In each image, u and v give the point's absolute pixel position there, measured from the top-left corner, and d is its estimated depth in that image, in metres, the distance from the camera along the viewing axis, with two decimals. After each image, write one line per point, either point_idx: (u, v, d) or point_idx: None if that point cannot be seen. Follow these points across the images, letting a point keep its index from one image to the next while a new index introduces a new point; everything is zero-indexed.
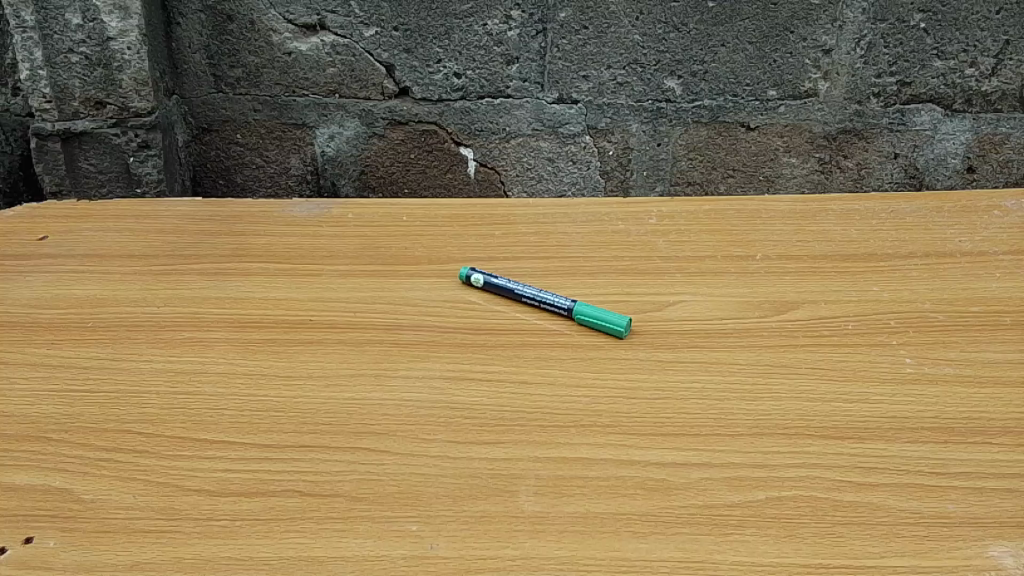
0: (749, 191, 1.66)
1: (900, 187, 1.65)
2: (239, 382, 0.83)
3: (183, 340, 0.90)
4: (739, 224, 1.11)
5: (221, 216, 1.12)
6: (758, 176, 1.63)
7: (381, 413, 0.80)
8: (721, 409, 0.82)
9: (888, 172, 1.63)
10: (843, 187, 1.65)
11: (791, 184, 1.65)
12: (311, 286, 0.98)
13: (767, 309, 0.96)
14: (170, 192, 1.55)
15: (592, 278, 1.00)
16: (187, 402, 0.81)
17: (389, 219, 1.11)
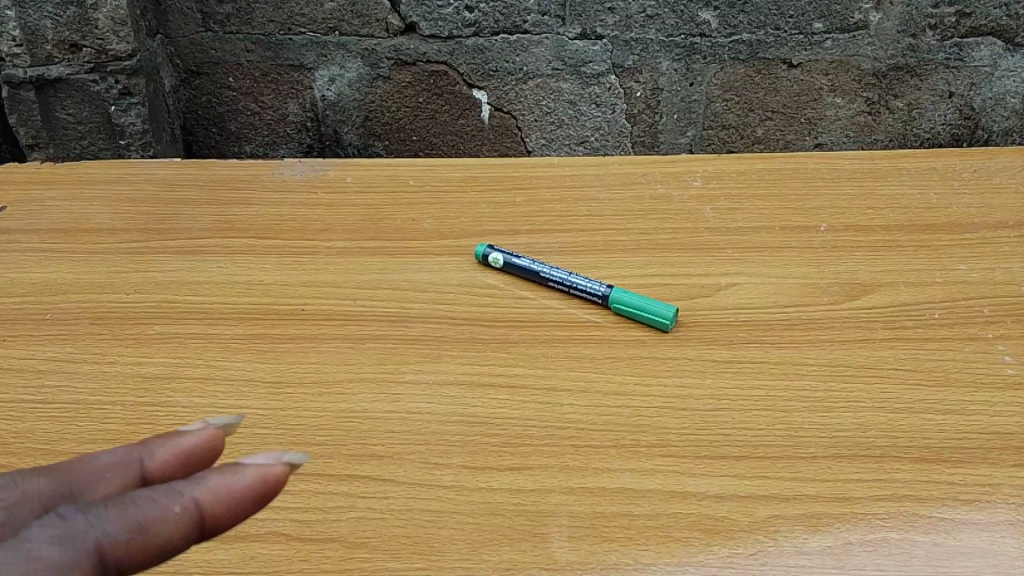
0: (790, 136, 1.46)
1: (954, 130, 1.45)
2: (218, 391, 0.71)
3: (154, 335, 0.77)
4: (798, 187, 0.96)
5: (203, 182, 0.98)
6: (801, 118, 1.44)
7: (386, 430, 0.67)
8: (789, 426, 0.69)
9: (941, 113, 1.42)
10: (892, 130, 1.45)
11: (835, 127, 1.45)
12: (302, 268, 0.85)
13: (836, 295, 0.81)
14: (157, 144, 1.40)
15: (630, 256, 0.86)
16: (156, 417, 0.69)
17: (393, 183, 0.97)
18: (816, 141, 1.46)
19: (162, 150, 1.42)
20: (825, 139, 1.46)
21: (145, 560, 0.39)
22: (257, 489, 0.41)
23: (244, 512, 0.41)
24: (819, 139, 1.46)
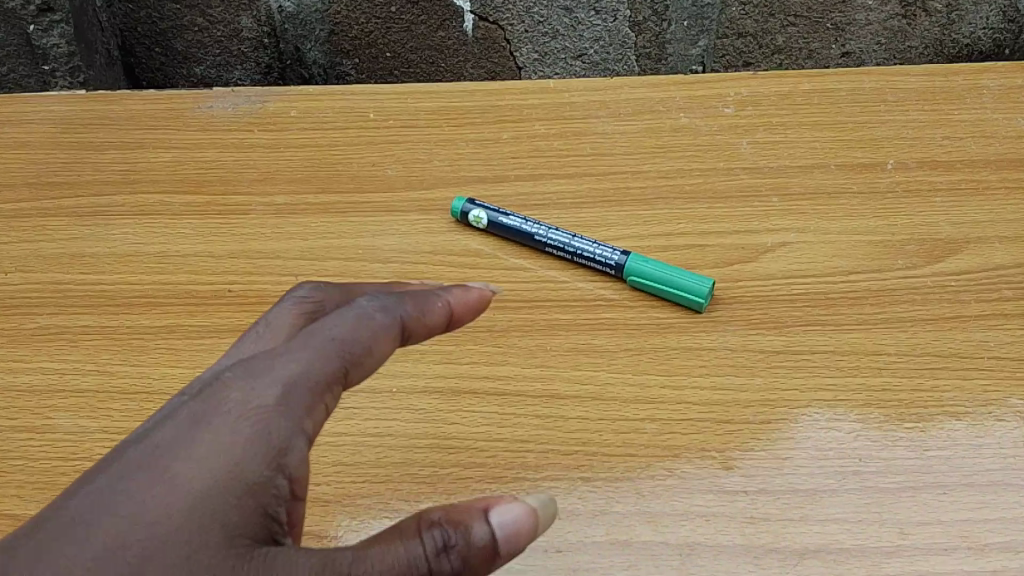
0: (815, 44, 1.04)
1: (1001, 35, 1.02)
2: (115, 411, 0.54)
3: (37, 330, 0.60)
4: (856, 113, 0.76)
5: (109, 121, 0.78)
6: (826, 23, 1.02)
7: (336, 463, 0.52)
8: (864, 444, 0.52)
9: (985, 13, 1.00)
10: (927, 36, 1.03)
11: (865, 34, 1.02)
12: (229, 234, 0.66)
13: (913, 256, 0.64)
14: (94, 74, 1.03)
15: (647, 209, 0.68)
16: (32, 450, 0.53)
17: (348, 117, 0.77)
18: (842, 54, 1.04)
19: (96, 78, 1.04)
20: (855, 48, 1.03)
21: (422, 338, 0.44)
22: (482, 302, 0.48)
23: (470, 318, 0.48)
24: (848, 48, 1.03)
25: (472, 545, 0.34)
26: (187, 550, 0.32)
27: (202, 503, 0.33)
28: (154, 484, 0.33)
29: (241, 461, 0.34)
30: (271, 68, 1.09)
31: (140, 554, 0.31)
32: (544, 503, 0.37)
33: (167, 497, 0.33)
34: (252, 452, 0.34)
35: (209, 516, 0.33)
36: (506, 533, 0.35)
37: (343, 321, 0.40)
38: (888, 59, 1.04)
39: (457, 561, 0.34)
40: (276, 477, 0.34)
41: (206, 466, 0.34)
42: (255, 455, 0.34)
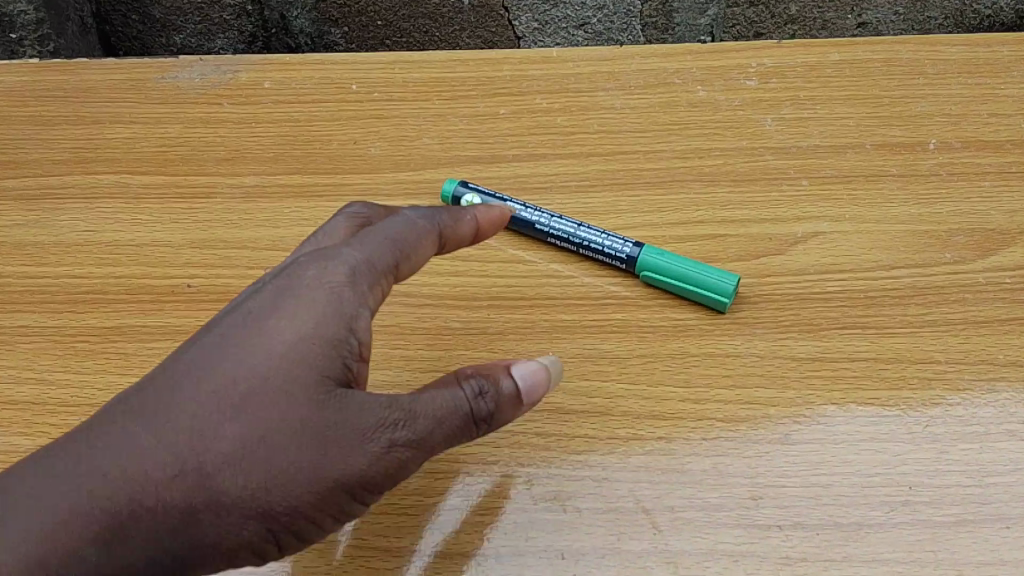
0: (830, 14, 0.92)
1: None
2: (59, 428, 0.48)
3: None
4: (892, 87, 0.68)
5: (62, 90, 0.70)
6: None
7: None
8: (915, 469, 0.46)
9: None
10: (949, 6, 0.90)
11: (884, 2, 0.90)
12: (192, 220, 0.59)
13: (961, 250, 0.57)
14: (64, 44, 0.89)
15: (662, 193, 0.60)
16: None
17: (327, 85, 0.69)
18: (856, 23, 0.92)
19: (67, 49, 0.90)
20: (872, 19, 0.91)
21: (464, 245, 0.47)
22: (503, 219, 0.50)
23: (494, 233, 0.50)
24: (864, 19, 0.91)
25: (502, 395, 0.41)
26: (284, 391, 0.38)
27: (292, 356, 0.38)
28: (251, 345, 0.39)
29: (321, 323, 0.39)
30: (255, 37, 0.98)
31: (251, 393, 0.38)
32: (551, 364, 0.45)
33: (265, 352, 0.38)
34: (332, 318, 0.39)
35: (301, 367, 0.38)
36: (527, 386, 0.42)
37: (395, 219, 0.44)
38: (908, 30, 0.92)
39: (490, 404, 0.41)
40: (350, 338, 0.39)
41: (293, 325, 0.39)
42: (332, 319, 0.39)
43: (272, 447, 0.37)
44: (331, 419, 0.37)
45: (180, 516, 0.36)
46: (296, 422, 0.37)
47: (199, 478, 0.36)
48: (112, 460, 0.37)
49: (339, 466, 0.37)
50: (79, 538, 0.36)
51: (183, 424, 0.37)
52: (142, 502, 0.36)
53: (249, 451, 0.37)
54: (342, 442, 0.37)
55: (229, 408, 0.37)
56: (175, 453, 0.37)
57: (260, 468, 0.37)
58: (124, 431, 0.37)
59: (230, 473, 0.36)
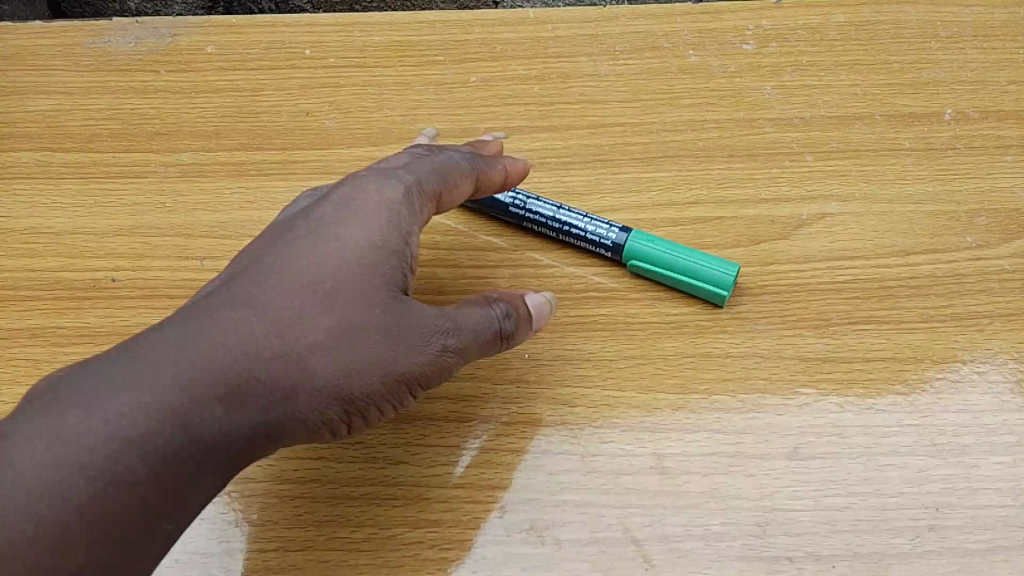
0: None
1: None
2: None
3: None
4: (902, 51, 0.61)
5: None
6: None
7: (247, 516, 0.40)
8: (942, 488, 0.40)
9: None
10: None
11: None
12: (120, 205, 0.52)
13: (983, 233, 0.51)
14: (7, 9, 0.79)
15: (650, 170, 0.54)
16: None
17: (276, 51, 0.61)
18: None
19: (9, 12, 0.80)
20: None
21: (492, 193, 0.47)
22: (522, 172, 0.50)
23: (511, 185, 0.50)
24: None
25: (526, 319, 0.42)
26: (354, 289, 0.37)
27: (361, 261, 0.38)
28: (319, 248, 0.38)
29: (385, 233, 0.39)
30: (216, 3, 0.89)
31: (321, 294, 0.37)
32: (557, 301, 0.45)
33: (337, 249, 0.38)
34: (396, 224, 0.39)
35: (371, 265, 0.38)
36: (541, 314, 0.43)
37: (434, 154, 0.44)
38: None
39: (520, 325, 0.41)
40: (408, 251, 0.39)
41: (359, 232, 0.39)
42: (394, 232, 0.39)
43: (351, 337, 0.37)
44: (401, 312, 0.38)
45: (261, 405, 0.35)
46: (371, 314, 0.37)
47: (282, 366, 0.36)
48: (189, 350, 0.35)
49: (408, 357, 0.37)
50: (161, 428, 0.34)
51: (259, 325, 0.36)
52: (227, 389, 0.35)
53: (328, 341, 0.36)
54: (411, 335, 0.38)
55: (306, 300, 0.37)
56: (255, 344, 0.36)
57: (340, 357, 0.36)
58: (197, 326, 0.36)
59: (310, 362, 0.36)
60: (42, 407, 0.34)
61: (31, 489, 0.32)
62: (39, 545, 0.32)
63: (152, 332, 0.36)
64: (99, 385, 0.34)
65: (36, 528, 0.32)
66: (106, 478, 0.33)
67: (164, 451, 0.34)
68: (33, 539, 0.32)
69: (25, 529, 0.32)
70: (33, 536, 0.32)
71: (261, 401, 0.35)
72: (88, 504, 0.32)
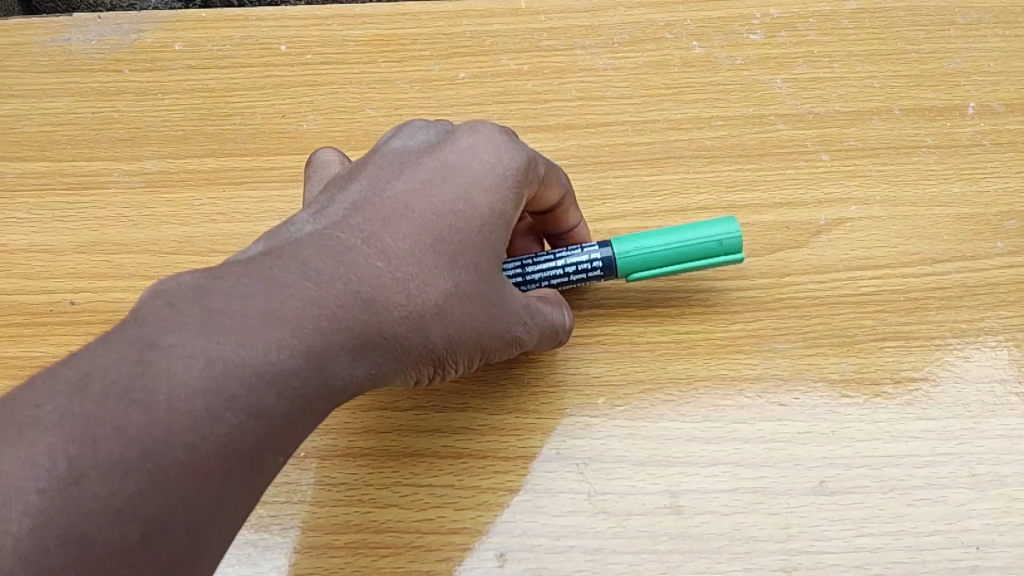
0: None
1: None
2: None
3: None
4: (920, 39, 0.57)
5: None
6: None
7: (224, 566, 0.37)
8: (983, 524, 0.37)
9: None
10: None
11: None
12: (79, 218, 0.48)
13: (1016, 237, 0.47)
14: None
15: (653, 173, 0.50)
16: None
17: (246, 46, 0.57)
18: None
19: None
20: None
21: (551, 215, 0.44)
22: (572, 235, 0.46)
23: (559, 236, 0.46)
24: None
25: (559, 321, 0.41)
26: (471, 257, 0.36)
27: (481, 229, 0.36)
28: (444, 203, 0.36)
29: (505, 204, 0.37)
30: None
31: (443, 254, 0.35)
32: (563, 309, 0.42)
33: (463, 207, 0.36)
34: (515, 192, 0.38)
35: (489, 233, 0.36)
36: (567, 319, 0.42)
37: None
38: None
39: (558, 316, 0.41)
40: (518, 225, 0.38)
41: (485, 197, 0.37)
42: (512, 203, 0.38)
43: (466, 303, 0.36)
44: (502, 285, 0.37)
45: (368, 365, 0.34)
46: (486, 284, 0.36)
47: (404, 325, 0.34)
48: (325, 293, 0.33)
49: (499, 330, 0.37)
50: (301, 372, 0.31)
51: (380, 276, 0.34)
52: (359, 341, 0.33)
53: (445, 302, 0.35)
54: (507, 309, 0.37)
55: (435, 255, 0.35)
56: (386, 297, 0.34)
57: (454, 324, 0.35)
58: (331, 266, 0.33)
59: (429, 323, 0.35)
60: (181, 323, 0.30)
61: (179, 413, 0.28)
62: (180, 474, 0.28)
63: (282, 262, 0.33)
64: (241, 314, 0.31)
65: (185, 455, 0.28)
66: (250, 414, 0.30)
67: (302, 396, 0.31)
68: (178, 468, 0.28)
69: (171, 456, 0.28)
70: (178, 464, 0.28)
71: (382, 359, 0.34)
72: (229, 442, 0.29)
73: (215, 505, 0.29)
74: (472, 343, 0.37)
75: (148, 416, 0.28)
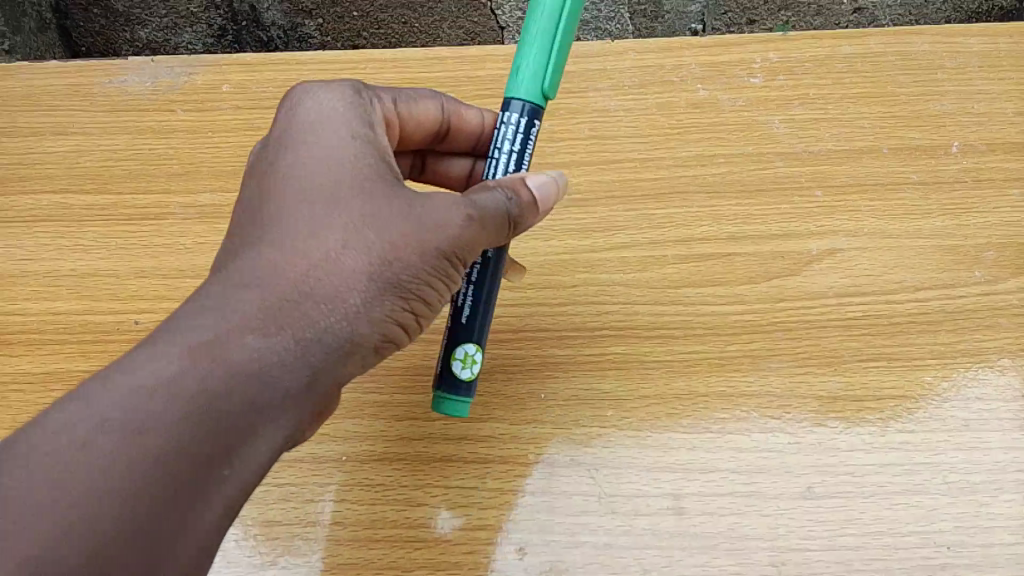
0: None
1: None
2: None
3: None
4: (908, 83, 0.61)
5: None
6: None
7: (275, 556, 0.41)
8: (955, 526, 0.41)
9: None
10: None
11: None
12: (139, 246, 0.53)
13: (992, 268, 0.51)
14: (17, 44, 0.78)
15: (661, 207, 0.54)
16: None
17: (288, 88, 0.62)
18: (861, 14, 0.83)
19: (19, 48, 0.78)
20: (869, 4, 0.82)
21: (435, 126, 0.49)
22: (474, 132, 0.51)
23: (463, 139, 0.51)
24: (860, 4, 0.82)
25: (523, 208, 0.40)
26: (347, 195, 0.37)
27: (337, 170, 0.38)
28: (291, 178, 0.38)
29: (354, 145, 0.39)
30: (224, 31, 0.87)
31: (314, 213, 0.36)
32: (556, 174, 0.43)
33: (314, 169, 0.38)
34: (361, 135, 0.39)
35: (352, 169, 0.38)
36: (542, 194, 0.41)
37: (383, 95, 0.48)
38: (906, 16, 0.82)
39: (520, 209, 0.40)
40: (385, 161, 0.39)
41: (328, 150, 0.38)
42: (365, 144, 0.39)
43: (367, 233, 0.36)
44: (413, 197, 0.37)
45: (281, 327, 0.34)
46: (376, 208, 0.36)
47: (319, 276, 0.35)
48: (203, 299, 0.34)
49: (435, 237, 0.37)
50: (194, 362, 0.32)
51: (260, 259, 0.35)
52: (266, 305, 0.34)
53: (343, 245, 0.35)
54: (435, 211, 0.37)
55: (310, 222, 0.36)
56: (278, 269, 0.35)
57: (375, 247, 0.36)
58: (211, 282, 0.35)
59: (336, 271, 0.35)
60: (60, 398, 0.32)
61: (44, 456, 0.29)
62: (96, 481, 0.29)
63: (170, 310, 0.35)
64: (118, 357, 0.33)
65: (50, 495, 0.28)
66: (172, 406, 0.31)
67: (228, 371, 0.32)
68: (49, 502, 0.28)
69: (36, 494, 0.28)
70: (48, 503, 0.28)
71: (298, 317, 0.34)
72: (112, 460, 0.29)
73: (119, 518, 0.29)
74: (415, 255, 0.36)
75: (38, 457, 0.29)
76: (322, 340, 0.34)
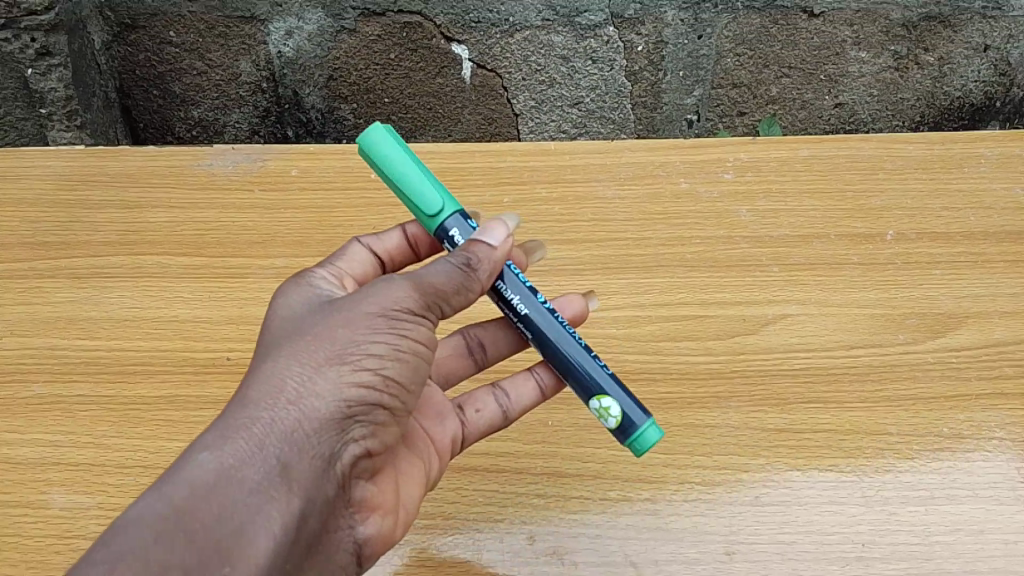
0: (808, 95, 0.95)
1: (988, 90, 0.96)
2: (127, 483, 0.57)
3: (45, 404, 0.61)
4: (855, 180, 0.73)
5: (101, 173, 0.76)
6: (819, 77, 0.94)
7: None
8: (871, 529, 0.53)
9: (972, 69, 0.94)
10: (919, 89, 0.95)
11: (860, 92, 0.95)
12: (229, 298, 0.67)
13: (914, 332, 0.64)
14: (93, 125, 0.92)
15: (648, 277, 0.67)
16: (48, 525, 0.55)
17: (346, 173, 0.75)
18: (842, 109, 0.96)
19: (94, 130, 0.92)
20: (848, 99, 0.96)
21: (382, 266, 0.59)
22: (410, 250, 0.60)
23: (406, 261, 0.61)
24: (841, 99, 0.96)
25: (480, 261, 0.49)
26: (278, 344, 0.45)
27: (274, 334, 0.47)
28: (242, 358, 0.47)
29: (285, 314, 0.48)
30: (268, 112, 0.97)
31: (256, 365, 0.45)
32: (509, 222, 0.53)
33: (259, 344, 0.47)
34: (296, 302, 0.49)
35: (282, 329, 0.47)
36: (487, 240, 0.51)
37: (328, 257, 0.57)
38: (883, 112, 0.96)
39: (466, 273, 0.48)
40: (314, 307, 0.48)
41: (267, 327, 0.48)
42: (295, 308, 0.48)
43: (296, 351, 0.44)
44: (336, 312, 0.46)
45: (234, 438, 0.41)
46: (303, 334, 0.45)
47: (258, 391, 0.43)
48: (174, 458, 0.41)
49: (359, 325, 0.45)
50: (162, 493, 0.38)
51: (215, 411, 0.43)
52: (216, 428, 0.41)
53: (280, 366, 0.43)
54: (358, 309, 0.45)
55: (252, 372, 0.44)
56: (228, 409, 0.43)
57: (311, 354, 0.44)
58: None
59: (275, 386, 0.43)
60: None
61: None
62: None
63: None
64: None
65: None
66: (150, 531, 0.37)
67: (190, 485, 0.39)
68: None
69: None
70: None
71: (247, 425, 0.41)
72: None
73: None
74: (349, 343, 0.44)
75: None
76: (273, 430, 0.41)
